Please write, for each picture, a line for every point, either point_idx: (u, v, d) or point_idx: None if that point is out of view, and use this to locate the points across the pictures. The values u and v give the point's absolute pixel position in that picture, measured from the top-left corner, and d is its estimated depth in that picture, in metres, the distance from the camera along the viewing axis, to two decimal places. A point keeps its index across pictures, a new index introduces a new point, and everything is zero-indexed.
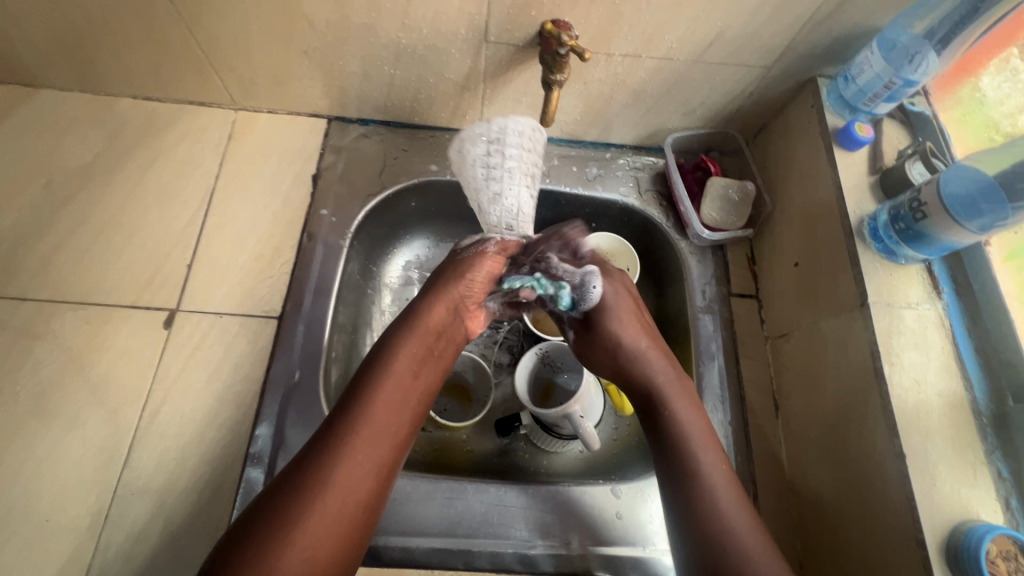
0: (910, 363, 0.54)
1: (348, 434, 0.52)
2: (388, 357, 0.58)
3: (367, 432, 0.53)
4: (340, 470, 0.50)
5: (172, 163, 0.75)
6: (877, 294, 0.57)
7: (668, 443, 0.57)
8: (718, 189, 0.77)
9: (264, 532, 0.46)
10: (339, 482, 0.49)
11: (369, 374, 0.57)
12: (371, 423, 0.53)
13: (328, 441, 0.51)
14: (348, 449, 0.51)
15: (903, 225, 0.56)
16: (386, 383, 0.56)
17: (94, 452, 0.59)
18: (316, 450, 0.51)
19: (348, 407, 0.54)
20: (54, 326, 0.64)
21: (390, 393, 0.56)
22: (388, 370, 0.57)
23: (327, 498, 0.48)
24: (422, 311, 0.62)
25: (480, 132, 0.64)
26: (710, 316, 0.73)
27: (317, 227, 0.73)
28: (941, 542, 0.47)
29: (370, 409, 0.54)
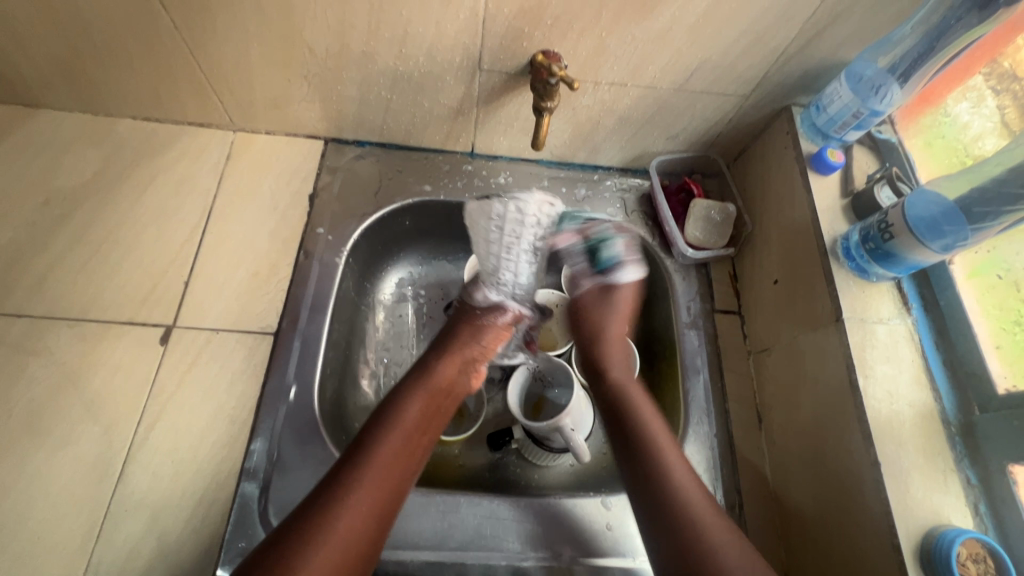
0: (883, 376, 0.57)
1: (356, 484, 0.53)
2: (400, 410, 0.60)
3: (371, 481, 0.54)
4: (347, 512, 0.51)
5: (170, 183, 0.76)
6: (850, 310, 0.60)
7: (653, 471, 0.59)
8: (701, 211, 0.80)
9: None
10: (342, 532, 0.50)
11: (380, 427, 0.58)
12: (381, 467, 0.55)
13: (335, 491, 0.52)
14: (355, 499, 0.52)
15: (872, 245, 0.60)
16: (393, 435, 0.58)
17: (87, 468, 0.59)
18: (324, 500, 0.52)
19: (359, 453, 0.56)
20: (49, 342, 0.64)
21: (400, 444, 0.58)
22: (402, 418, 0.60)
23: (328, 541, 0.49)
24: (434, 369, 0.66)
25: (488, 211, 0.62)
26: (695, 331, 0.76)
27: (313, 245, 0.75)
28: (915, 546, 0.50)
29: (378, 459, 0.55)
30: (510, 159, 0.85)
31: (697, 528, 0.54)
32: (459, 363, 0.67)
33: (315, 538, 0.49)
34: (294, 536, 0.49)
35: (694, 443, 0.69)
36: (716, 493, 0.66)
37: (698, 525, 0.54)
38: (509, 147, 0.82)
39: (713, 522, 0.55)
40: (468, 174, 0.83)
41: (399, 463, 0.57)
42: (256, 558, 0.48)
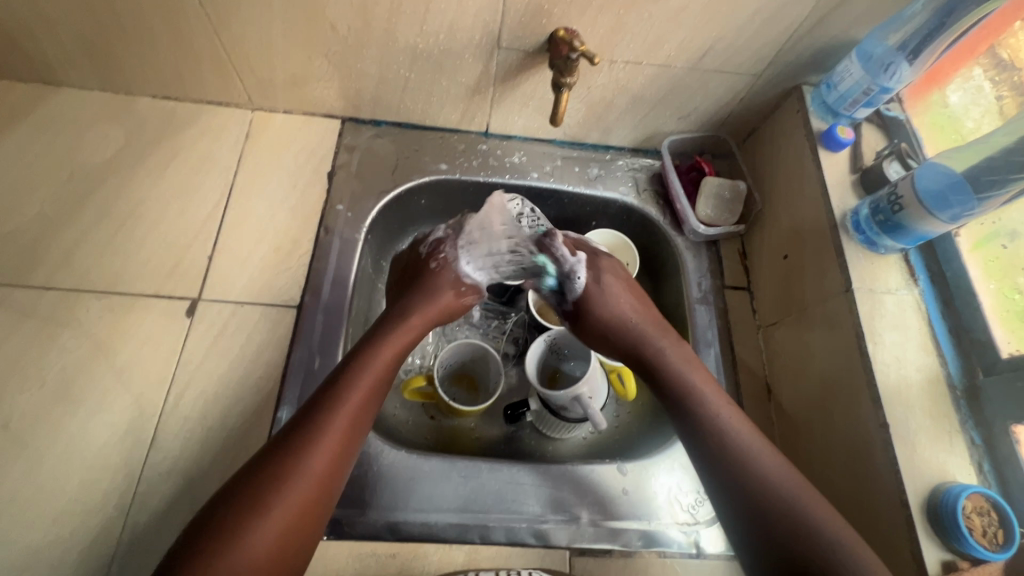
0: (891, 343, 0.59)
1: (319, 428, 0.54)
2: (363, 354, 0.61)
3: (326, 438, 0.54)
4: (302, 467, 0.52)
5: (192, 160, 0.78)
6: (860, 280, 0.63)
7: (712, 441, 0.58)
8: (712, 188, 0.82)
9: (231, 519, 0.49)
10: (306, 468, 0.52)
11: (336, 385, 0.58)
12: (337, 424, 0.55)
13: (281, 453, 0.53)
14: (320, 436, 0.54)
15: (882, 217, 0.62)
16: (352, 392, 0.58)
17: (120, 434, 0.61)
18: (273, 463, 0.52)
19: (316, 409, 0.56)
20: (79, 313, 0.66)
21: (368, 384, 0.59)
22: (364, 374, 0.59)
23: (285, 496, 0.51)
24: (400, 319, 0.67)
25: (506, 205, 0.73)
26: (705, 306, 0.78)
27: (333, 221, 0.76)
28: (923, 501, 0.52)
29: (343, 401, 0.57)
30: (524, 139, 0.86)
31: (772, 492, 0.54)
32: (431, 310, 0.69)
33: (284, 474, 0.51)
34: (258, 476, 0.51)
35: None
36: None
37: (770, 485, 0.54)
38: (524, 126, 0.83)
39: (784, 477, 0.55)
40: (482, 154, 0.84)
41: (354, 422, 0.57)
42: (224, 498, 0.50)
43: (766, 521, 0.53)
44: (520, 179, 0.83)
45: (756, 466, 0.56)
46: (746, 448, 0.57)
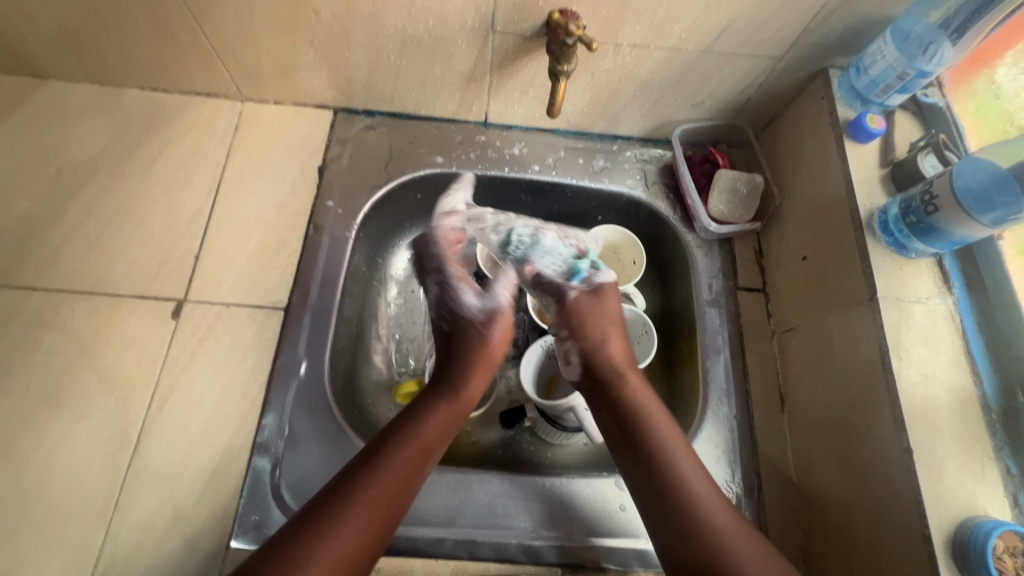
0: (919, 358, 0.54)
1: (362, 494, 0.50)
2: (400, 438, 0.55)
3: (367, 508, 0.49)
4: (340, 540, 0.47)
5: (179, 154, 0.75)
6: (886, 288, 0.57)
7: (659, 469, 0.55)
8: (726, 181, 0.76)
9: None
10: (321, 574, 0.45)
11: (388, 449, 0.54)
12: (382, 493, 0.51)
13: (317, 525, 0.47)
14: (340, 535, 0.47)
15: (914, 218, 0.56)
16: (402, 457, 0.54)
17: (103, 440, 0.60)
18: (307, 532, 0.47)
19: (362, 473, 0.51)
20: (64, 315, 0.65)
21: (409, 472, 0.53)
22: (422, 437, 0.56)
23: (313, 574, 0.45)
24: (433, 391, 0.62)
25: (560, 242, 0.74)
26: (716, 310, 0.73)
27: (323, 219, 0.73)
28: (947, 538, 0.47)
29: (374, 495, 0.50)
30: (525, 129, 0.81)
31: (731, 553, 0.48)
32: (466, 377, 0.64)
33: (298, 574, 0.44)
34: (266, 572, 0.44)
35: (713, 424, 0.66)
36: (734, 477, 0.64)
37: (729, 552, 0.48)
38: (524, 116, 0.78)
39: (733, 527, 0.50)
40: (481, 145, 0.80)
41: (405, 495, 0.52)
42: None
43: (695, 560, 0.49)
44: (521, 172, 0.79)
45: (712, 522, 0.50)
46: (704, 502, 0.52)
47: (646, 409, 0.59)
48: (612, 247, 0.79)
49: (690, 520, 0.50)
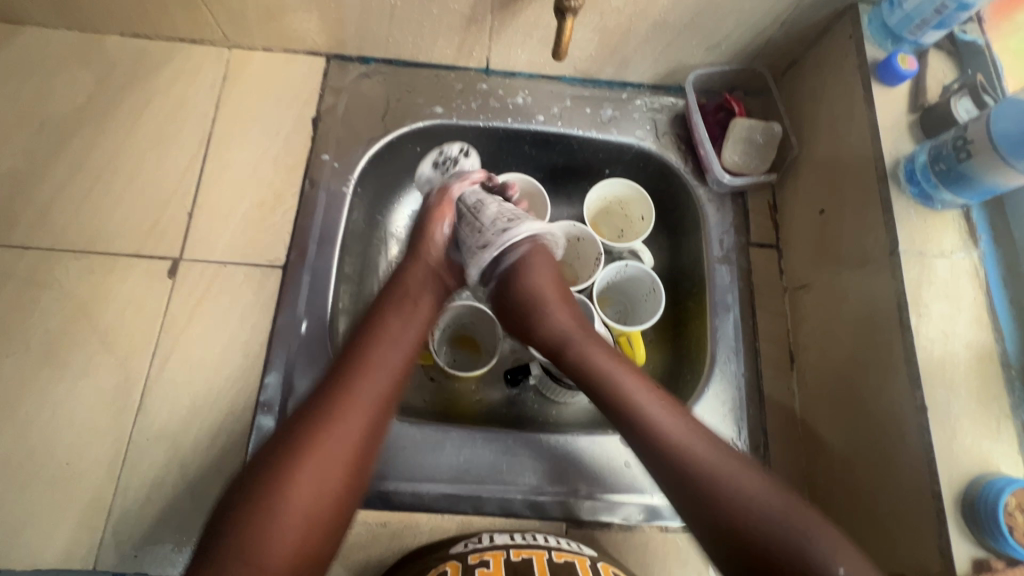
0: (939, 315, 0.52)
1: (332, 409, 0.47)
2: (362, 355, 0.51)
3: (340, 423, 0.47)
4: (316, 461, 0.45)
5: (167, 106, 0.72)
6: (908, 242, 0.54)
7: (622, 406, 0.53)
8: (742, 130, 0.72)
9: (240, 559, 0.41)
10: (303, 500, 0.43)
11: (351, 360, 0.51)
12: (354, 404, 0.48)
13: (286, 448, 0.45)
14: (314, 459, 0.45)
15: (944, 166, 0.52)
16: (370, 366, 0.51)
17: (107, 399, 0.60)
18: (274, 459, 0.45)
19: (331, 389, 0.49)
20: (58, 275, 0.63)
21: (382, 382, 0.50)
22: (384, 343, 0.53)
23: (296, 496, 0.43)
24: (390, 306, 0.57)
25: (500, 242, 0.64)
26: (727, 266, 0.70)
27: (319, 173, 0.70)
28: (957, 495, 0.46)
29: (345, 416, 0.47)
30: (529, 77, 0.76)
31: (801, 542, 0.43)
32: (423, 296, 0.60)
33: (276, 499, 0.43)
34: (246, 504, 0.43)
35: (720, 382, 0.65)
36: (741, 435, 0.64)
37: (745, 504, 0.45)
38: (529, 61, 0.74)
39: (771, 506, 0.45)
40: (482, 94, 0.75)
41: (385, 402, 0.50)
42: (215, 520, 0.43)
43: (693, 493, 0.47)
44: (524, 123, 0.75)
45: (732, 486, 0.46)
46: (727, 481, 0.46)
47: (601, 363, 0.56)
48: (620, 202, 0.76)
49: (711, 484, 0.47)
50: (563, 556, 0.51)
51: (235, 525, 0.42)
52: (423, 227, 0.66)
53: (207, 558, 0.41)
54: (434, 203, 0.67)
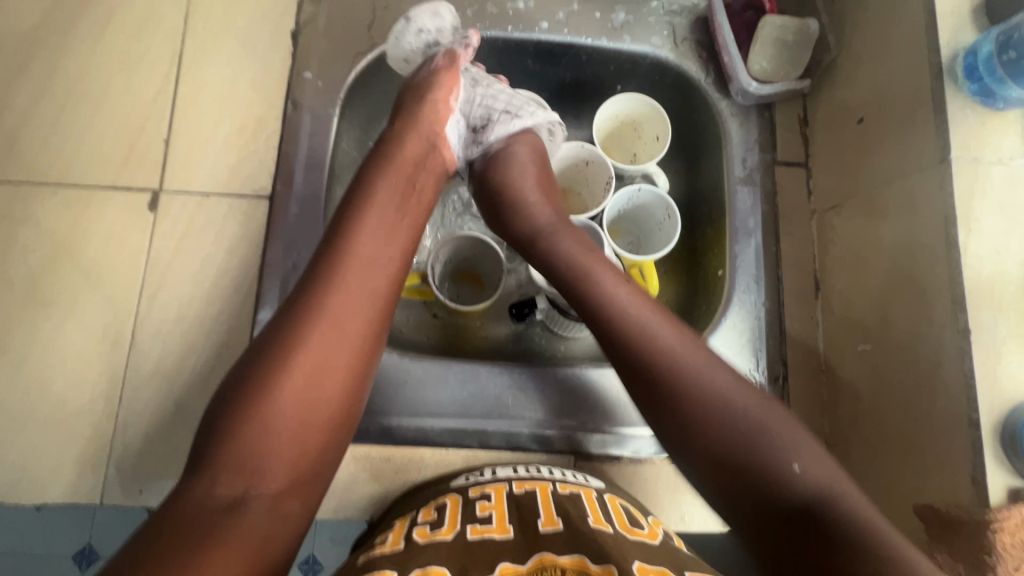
0: (993, 229, 0.46)
1: (322, 303, 0.43)
2: (352, 246, 0.46)
3: (333, 322, 0.43)
4: (304, 367, 0.42)
5: (132, 21, 0.65)
6: (961, 148, 0.47)
7: (614, 322, 0.46)
8: (773, 30, 0.64)
9: (232, 474, 0.39)
10: (295, 412, 0.41)
11: (338, 250, 0.46)
12: (345, 303, 0.44)
13: (276, 351, 0.42)
14: (307, 366, 0.42)
15: (1014, 54, 0.45)
16: (360, 258, 0.46)
17: (97, 336, 0.58)
18: (260, 364, 0.41)
19: (319, 284, 0.44)
20: (33, 210, 0.60)
21: (376, 279, 0.46)
22: (371, 233, 0.48)
23: (290, 404, 0.41)
24: (379, 192, 0.50)
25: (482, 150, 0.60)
26: (749, 188, 0.64)
27: (301, 93, 0.64)
28: (997, 422, 0.43)
29: (337, 315, 0.44)
30: None
31: (764, 457, 0.39)
32: (422, 178, 0.55)
33: (263, 409, 0.40)
34: (231, 420, 0.40)
35: (739, 312, 0.61)
36: (759, 366, 0.60)
37: (739, 420, 0.41)
38: None
39: (749, 412, 0.41)
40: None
41: (382, 299, 0.46)
42: (205, 428, 0.41)
43: (692, 414, 0.41)
44: (526, 32, 0.67)
45: (728, 409, 0.41)
46: (717, 384, 0.42)
47: (593, 269, 0.50)
48: (632, 121, 0.69)
49: (705, 407, 0.41)
50: (568, 487, 0.49)
51: (223, 437, 0.40)
52: (394, 126, 0.57)
53: (200, 471, 0.39)
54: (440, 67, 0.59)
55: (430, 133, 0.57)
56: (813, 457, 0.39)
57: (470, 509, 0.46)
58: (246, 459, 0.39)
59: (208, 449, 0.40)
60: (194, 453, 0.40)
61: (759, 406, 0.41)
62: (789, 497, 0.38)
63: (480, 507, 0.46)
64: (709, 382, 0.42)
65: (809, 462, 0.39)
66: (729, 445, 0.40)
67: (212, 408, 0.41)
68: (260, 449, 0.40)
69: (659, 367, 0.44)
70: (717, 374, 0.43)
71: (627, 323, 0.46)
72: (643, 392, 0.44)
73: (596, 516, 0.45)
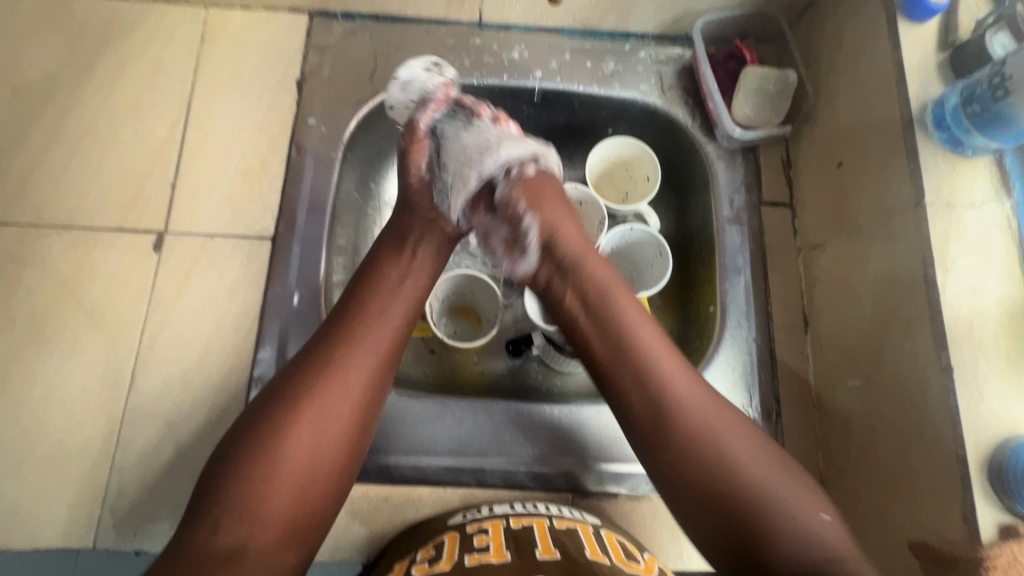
0: (968, 270, 0.48)
1: (335, 357, 0.45)
2: (366, 301, 0.48)
3: (346, 377, 0.44)
4: (317, 420, 0.43)
5: (143, 71, 0.68)
6: (935, 194, 0.50)
7: (623, 371, 0.47)
8: (753, 81, 0.67)
9: (235, 523, 0.39)
10: (299, 464, 0.42)
11: (353, 307, 0.48)
12: (358, 360, 0.45)
13: (289, 402, 0.43)
14: (316, 420, 0.43)
15: (978, 108, 0.48)
16: (374, 314, 0.48)
17: (97, 377, 0.58)
18: (269, 415, 0.42)
19: (334, 340, 0.46)
20: (40, 251, 0.61)
21: (387, 334, 0.48)
22: (385, 289, 0.50)
23: (297, 456, 0.42)
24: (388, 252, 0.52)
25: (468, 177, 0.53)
26: (737, 227, 0.67)
27: (305, 138, 0.67)
28: (983, 458, 0.44)
29: (351, 371, 0.45)
30: (525, 30, 0.72)
31: (763, 509, 0.41)
32: (427, 232, 0.55)
33: (271, 460, 0.41)
34: (236, 472, 0.41)
35: (731, 348, 0.63)
36: (752, 401, 0.61)
37: (739, 469, 0.43)
38: (523, 12, 0.70)
39: (750, 460, 0.43)
40: (476, 50, 0.70)
41: (391, 354, 0.48)
42: (208, 478, 0.41)
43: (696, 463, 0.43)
44: (521, 80, 0.70)
45: (730, 456, 0.43)
46: (721, 433, 0.44)
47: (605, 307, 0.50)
48: (625, 162, 0.72)
49: (709, 455, 0.43)
50: (564, 522, 0.49)
51: (227, 485, 0.40)
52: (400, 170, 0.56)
53: (201, 519, 0.40)
54: (423, 107, 0.58)
55: (438, 188, 0.57)
56: (809, 502, 0.42)
57: (468, 542, 0.46)
58: (247, 511, 0.40)
59: (211, 497, 0.40)
60: (197, 499, 0.41)
61: (756, 450, 0.44)
62: (790, 546, 0.40)
63: (477, 540, 0.46)
64: (712, 430, 0.44)
65: (807, 510, 0.41)
66: (731, 491, 0.42)
67: (218, 455, 0.42)
68: (262, 503, 0.40)
69: (666, 417, 0.45)
70: (722, 421, 0.45)
71: (637, 370, 0.47)
72: (657, 446, 0.45)
73: (592, 548, 0.46)
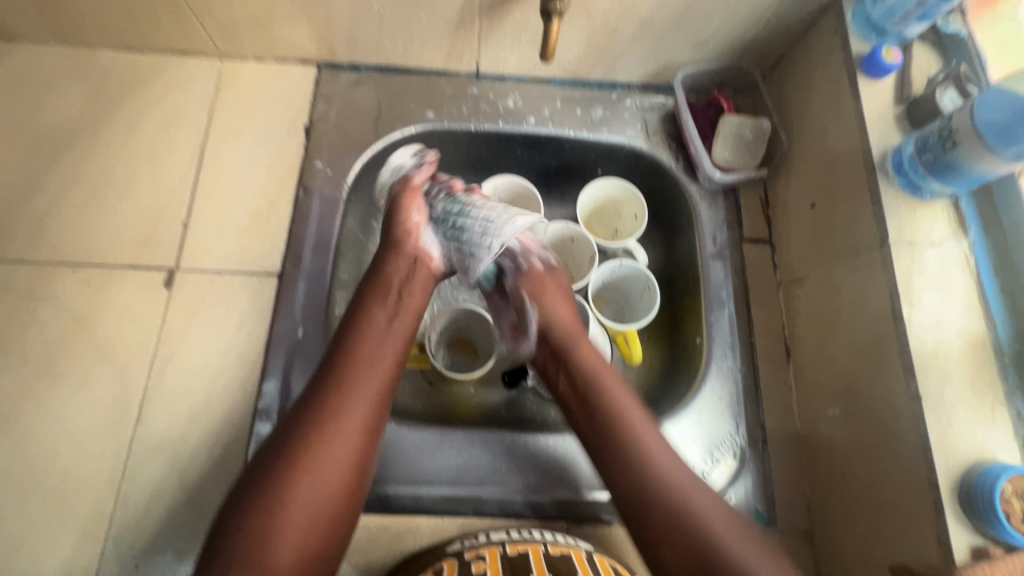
0: (931, 303, 0.52)
1: (332, 410, 0.48)
2: (356, 356, 0.51)
3: (343, 431, 0.47)
4: (318, 474, 0.45)
5: (160, 117, 0.72)
6: (898, 233, 0.54)
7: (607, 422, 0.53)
8: (731, 127, 0.72)
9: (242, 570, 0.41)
10: (303, 512, 0.44)
11: (346, 363, 0.51)
12: (352, 413, 0.48)
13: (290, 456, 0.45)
14: (316, 471, 0.45)
15: (931, 156, 0.52)
16: (367, 368, 0.51)
17: (105, 409, 0.60)
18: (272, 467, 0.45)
19: (329, 392, 0.49)
20: (55, 287, 0.64)
21: (376, 387, 0.51)
22: (374, 341, 0.53)
23: (299, 508, 0.44)
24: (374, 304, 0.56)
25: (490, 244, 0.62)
26: (721, 262, 0.71)
27: (312, 179, 0.71)
28: (954, 482, 0.47)
29: (346, 424, 0.48)
30: (519, 80, 0.77)
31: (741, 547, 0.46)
32: (408, 288, 0.59)
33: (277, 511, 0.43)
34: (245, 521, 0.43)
35: (718, 378, 0.66)
36: (739, 429, 0.64)
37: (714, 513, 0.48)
38: (517, 64, 0.75)
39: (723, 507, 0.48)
40: (473, 98, 0.76)
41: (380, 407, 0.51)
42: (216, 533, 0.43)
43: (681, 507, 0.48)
44: (515, 125, 0.75)
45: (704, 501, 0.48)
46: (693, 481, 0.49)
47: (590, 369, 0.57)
48: (613, 201, 0.76)
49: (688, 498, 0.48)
50: (559, 548, 0.51)
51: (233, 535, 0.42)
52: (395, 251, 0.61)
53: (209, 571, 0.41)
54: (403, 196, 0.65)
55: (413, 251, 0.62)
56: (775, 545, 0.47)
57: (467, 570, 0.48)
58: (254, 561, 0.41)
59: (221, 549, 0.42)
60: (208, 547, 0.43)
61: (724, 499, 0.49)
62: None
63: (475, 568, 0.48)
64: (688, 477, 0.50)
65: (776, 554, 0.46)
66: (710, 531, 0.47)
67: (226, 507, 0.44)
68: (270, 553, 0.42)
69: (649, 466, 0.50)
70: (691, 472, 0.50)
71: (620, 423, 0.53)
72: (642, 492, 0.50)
73: None
